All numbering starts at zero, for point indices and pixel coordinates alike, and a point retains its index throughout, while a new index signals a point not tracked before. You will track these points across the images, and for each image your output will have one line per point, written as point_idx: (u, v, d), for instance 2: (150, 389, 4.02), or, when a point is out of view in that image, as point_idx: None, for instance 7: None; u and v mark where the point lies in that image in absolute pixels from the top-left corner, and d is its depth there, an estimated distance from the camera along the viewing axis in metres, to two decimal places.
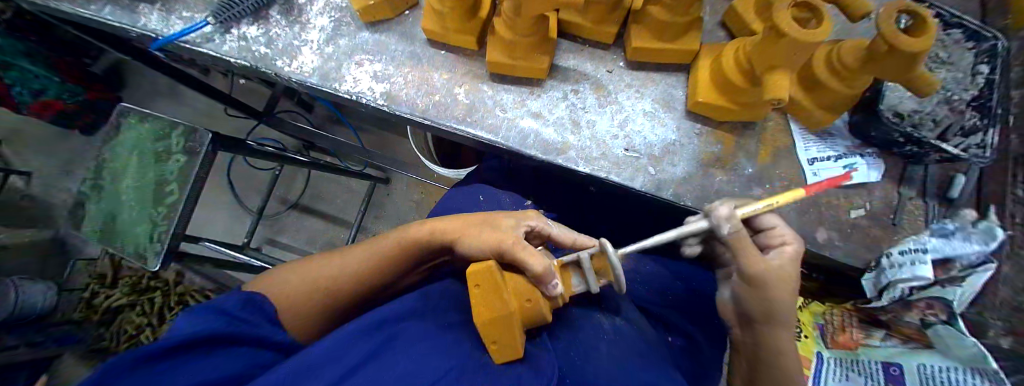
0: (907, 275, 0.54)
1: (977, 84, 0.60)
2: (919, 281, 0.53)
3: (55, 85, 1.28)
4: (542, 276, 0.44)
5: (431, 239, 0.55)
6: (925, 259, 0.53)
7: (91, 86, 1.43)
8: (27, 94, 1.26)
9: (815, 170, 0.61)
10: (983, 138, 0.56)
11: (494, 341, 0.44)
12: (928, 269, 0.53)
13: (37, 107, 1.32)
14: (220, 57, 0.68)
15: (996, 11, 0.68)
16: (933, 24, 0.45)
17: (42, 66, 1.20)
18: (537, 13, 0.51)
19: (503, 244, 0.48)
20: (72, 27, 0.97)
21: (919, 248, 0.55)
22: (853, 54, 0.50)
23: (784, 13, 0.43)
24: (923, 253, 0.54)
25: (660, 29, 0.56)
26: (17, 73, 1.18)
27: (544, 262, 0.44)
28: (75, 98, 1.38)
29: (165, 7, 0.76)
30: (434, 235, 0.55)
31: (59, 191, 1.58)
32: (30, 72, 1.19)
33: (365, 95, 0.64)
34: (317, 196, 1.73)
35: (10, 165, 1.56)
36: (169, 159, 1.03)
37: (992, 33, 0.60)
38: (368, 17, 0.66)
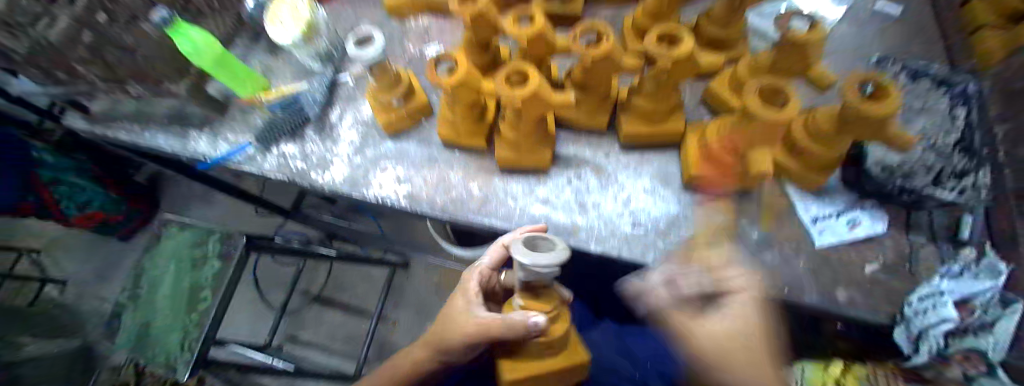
0: (935, 319, 0.52)
1: (958, 128, 0.65)
2: (948, 323, 0.51)
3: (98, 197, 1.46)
4: (518, 329, 0.48)
5: (418, 368, 0.59)
6: (945, 300, 0.53)
7: (135, 196, 1.63)
8: (73, 208, 1.43)
9: (818, 229, 0.63)
10: (975, 179, 0.60)
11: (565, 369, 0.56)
12: (952, 311, 0.52)
13: (81, 218, 1.48)
14: (261, 173, 0.78)
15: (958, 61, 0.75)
16: (895, 89, 0.50)
17: (87, 178, 1.39)
18: (537, 115, 0.59)
19: (473, 335, 0.52)
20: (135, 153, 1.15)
21: (935, 291, 0.54)
22: (827, 120, 0.55)
23: (751, 97, 0.49)
24: (940, 295, 0.53)
25: (645, 116, 0.64)
26: (67, 187, 1.36)
27: (512, 323, 0.48)
28: (119, 208, 1.58)
29: (213, 132, 0.87)
30: (418, 364, 0.59)
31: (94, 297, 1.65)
32: (78, 185, 1.38)
33: (389, 197, 0.71)
34: (338, 287, 1.77)
35: (49, 274, 1.66)
36: (205, 265, 1.11)
37: (960, 78, 0.68)
38: (391, 129, 0.76)
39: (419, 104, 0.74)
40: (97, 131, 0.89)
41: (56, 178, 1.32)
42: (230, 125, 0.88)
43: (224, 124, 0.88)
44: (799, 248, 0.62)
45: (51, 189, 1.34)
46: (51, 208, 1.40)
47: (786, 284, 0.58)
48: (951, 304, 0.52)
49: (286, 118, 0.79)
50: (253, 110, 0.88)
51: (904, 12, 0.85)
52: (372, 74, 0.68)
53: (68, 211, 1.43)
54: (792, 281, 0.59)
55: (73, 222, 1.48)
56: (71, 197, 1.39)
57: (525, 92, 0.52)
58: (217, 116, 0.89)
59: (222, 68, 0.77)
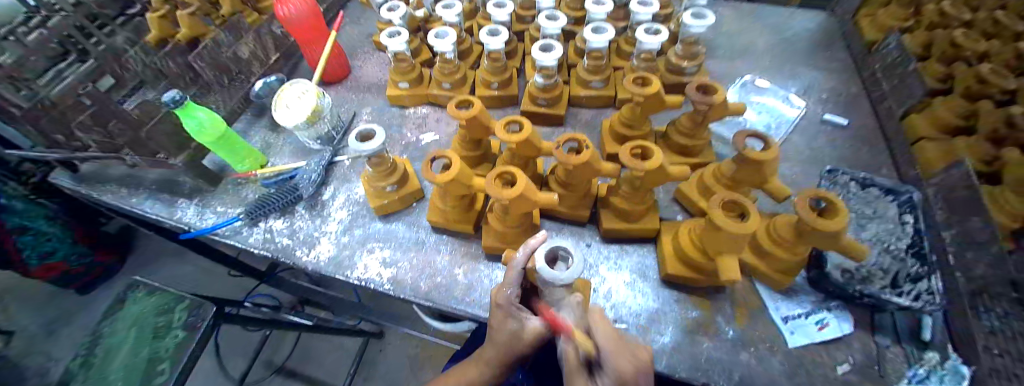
0: None
1: (909, 233, 0.70)
2: None
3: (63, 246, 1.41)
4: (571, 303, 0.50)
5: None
6: None
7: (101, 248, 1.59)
8: (36, 257, 1.34)
9: (790, 328, 0.64)
10: (930, 283, 0.63)
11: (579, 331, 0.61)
12: None
13: (41, 269, 1.38)
14: (245, 247, 0.78)
15: (902, 165, 0.84)
16: (844, 206, 0.55)
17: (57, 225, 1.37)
18: (522, 211, 0.62)
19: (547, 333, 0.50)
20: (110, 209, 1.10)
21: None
22: (787, 229, 0.60)
23: (716, 208, 0.55)
24: None
25: (622, 213, 0.68)
26: (33, 235, 1.29)
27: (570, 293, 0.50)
28: (82, 260, 1.52)
29: (202, 202, 0.87)
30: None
31: (37, 354, 1.53)
32: (47, 235, 1.33)
33: (373, 280, 0.71)
34: (304, 357, 1.65)
35: None
36: (168, 334, 1.02)
37: (903, 188, 0.74)
38: (382, 211, 0.78)
39: (411, 190, 0.78)
40: (84, 191, 0.92)
41: (26, 226, 1.26)
42: (220, 197, 0.87)
43: (215, 195, 0.88)
44: (774, 349, 0.62)
45: (19, 236, 1.26)
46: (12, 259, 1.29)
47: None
48: None
49: (278, 195, 0.81)
50: (244, 184, 0.89)
51: (851, 119, 0.95)
52: (370, 163, 0.73)
53: (29, 261, 1.34)
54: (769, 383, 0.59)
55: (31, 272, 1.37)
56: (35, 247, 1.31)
57: (511, 193, 0.57)
58: (208, 188, 0.89)
59: (224, 147, 0.81)
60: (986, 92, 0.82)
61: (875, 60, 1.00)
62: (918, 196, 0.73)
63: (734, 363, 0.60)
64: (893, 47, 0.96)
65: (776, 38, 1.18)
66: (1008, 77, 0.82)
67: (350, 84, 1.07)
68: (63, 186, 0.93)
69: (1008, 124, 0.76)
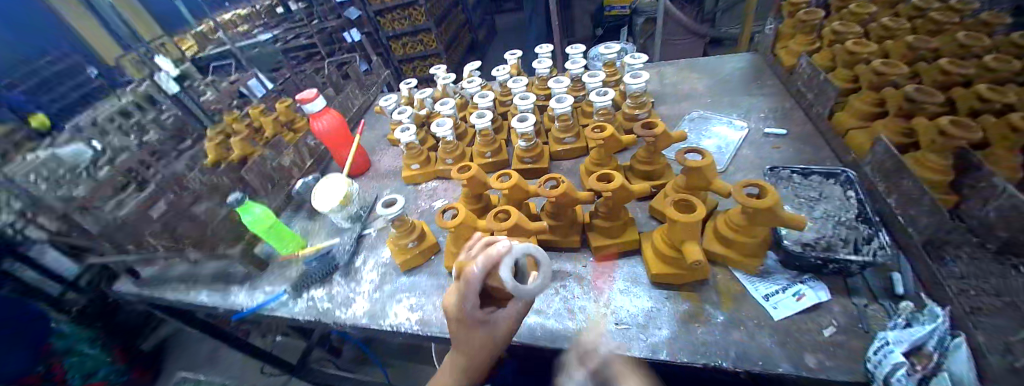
0: (891, 366, 0.56)
1: (853, 205, 0.81)
2: (903, 366, 0.55)
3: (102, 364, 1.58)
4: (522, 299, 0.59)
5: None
6: (892, 348, 0.59)
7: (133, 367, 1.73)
8: (78, 378, 1.49)
9: (772, 304, 0.72)
10: (879, 240, 0.73)
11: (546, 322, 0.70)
12: (899, 355, 0.57)
13: None
14: (292, 316, 0.90)
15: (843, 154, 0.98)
16: (772, 187, 0.68)
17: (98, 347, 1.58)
18: (522, 239, 0.76)
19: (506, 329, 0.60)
20: (164, 311, 1.25)
21: (884, 343, 0.61)
22: (739, 216, 0.72)
23: (670, 208, 0.68)
24: (888, 345, 0.60)
25: (605, 231, 0.81)
26: (77, 357, 1.49)
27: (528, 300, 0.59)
28: (117, 378, 1.65)
29: (252, 285, 1.01)
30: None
31: None
32: (88, 355, 1.53)
33: (404, 324, 0.81)
34: None
35: None
36: None
37: (840, 170, 0.88)
38: (406, 266, 0.91)
39: (428, 243, 0.92)
40: (145, 293, 1.07)
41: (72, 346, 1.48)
42: (268, 279, 1.01)
43: (263, 278, 1.02)
44: (761, 324, 0.70)
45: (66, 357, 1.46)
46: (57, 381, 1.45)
47: (759, 357, 0.65)
48: (897, 350, 0.58)
49: (319, 267, 0.95)
50: (289, 264, 1.04)
51: (793, 132, 1.12)
52: (392, 225, 0.89)
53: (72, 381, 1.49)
54: (763, 354, 0.66)
55: None
56: (79, 367, 1.49)
57: (509, 224, 0.72)
58: (258, 273, 1.03)
59: (273, 235, 0.98)
60: (888, 81, 0.97)
61: (797, 78, 1.21)
62: (852, 174, 0.86)
63: (731, 342, 0.68)
64: (806, 67, 1.16)
65: (714, 80, 1.42)
66: (900, 67, 0.97)
67: (371, 175, 1.27)
68: (127, 294, 1.10)
69: (908, 101, 0.89)
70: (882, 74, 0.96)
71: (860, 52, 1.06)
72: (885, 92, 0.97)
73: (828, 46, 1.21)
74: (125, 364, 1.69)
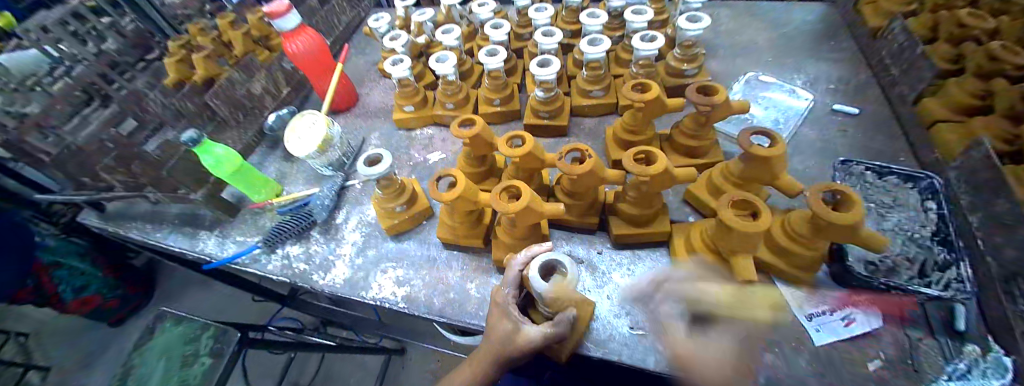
0: None
1: (932, 220, 0.67)
2: None
3: (94, 280, 1.47)
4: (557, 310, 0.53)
5: None
6: None
7: (128, 281, 1.65)
8: (71, 291, 1.40)
9: (815, 326, 0.62)
10: (959, 271, 0.59)
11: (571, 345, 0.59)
12: None
13: (76, 304, 1.44)
14: (264, 274, 0.80)
15: (923, 147, 0.81)
16: (859, 198, 0.53)
17: (89, 262, 1.44)
18: (530, 222, 0.62)
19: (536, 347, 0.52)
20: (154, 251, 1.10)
21: None
22: (802, 224, 0.58)
23: (727, 210, 0.54)
24: None
25: (630, 220, 0.68)
26: (67, 270, 1.37)
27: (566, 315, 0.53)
28: (112, 293, 1.58)
29: (222, 232, 0.90)
30: None
31: None
32: (79, 269, 1.40)
33: (388, 299, 0.72)
34: (327, 378, 1.61)
35: (32, 360, 1.64)
36: (195, 362, 1.05)
37: (922, 173, 0.71)
38: (393, 231, 0.80)
39: (421, 209, 0.79)
40: (109, 227, 0.97)
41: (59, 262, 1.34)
42: (239, 227, 0.90)
43: (234, 226, 0.91)
44: (801, 348, 0.60)
45: (53, 272, 1.34)
46: (48, 295, 1.35)
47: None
48: None
49: (294, 221, 0.83)
50: (262, 212, 0.92)
51: (862, 109, 0.93)
52: (379, 185, 0.75)
53: (64, 295, 1.39)
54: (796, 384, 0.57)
55: (67, 306, 1.42)
56: (70, 282, 1.38)
57: (517, 206, 0.57)
58: (228, 219, 0.92)
59: (241, 178, 0.84)
60: (999, 68, 0.79)
61: (882, 43, 0.99)
62: (939, 180, 0.69)
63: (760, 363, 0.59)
64: (897, 32, 0.94)
65: (775, 32, 1.17)
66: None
67: (358, 113, 1.10)
68: (92, 225, 0.99)
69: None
70: (998, 59, 0.78)
71: (972, 26, 0.85)
72: (994, 83, 0.79)
73: (929, 12, 0.99)
74: (117, 278, 1.59)
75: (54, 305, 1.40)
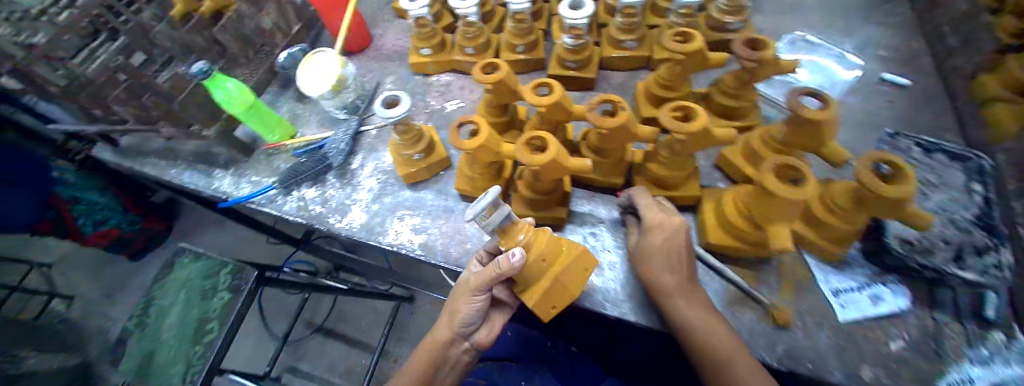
0: None
1: (976, 202, 0.63)
2: None
3: (115, 215, 1.49)
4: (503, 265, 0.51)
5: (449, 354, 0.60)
6: None
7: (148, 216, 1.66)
8: (91, 225, 1.43)
9: (841, 301, 0.60)
10: (996, 257, 0.57)
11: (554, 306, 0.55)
12: None
13: (97, 237, 1.48)
14: (281, 215, 0.79)
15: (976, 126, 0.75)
16: (912, 172, 0.49)
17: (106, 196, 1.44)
18: (556, 177, 0.60)
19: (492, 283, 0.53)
20: (174, 191, 1.08)
21: None
22: (842, 195, 0.54)
23: (771, 175, 0.49)
24: None
25: (660, 181, 0.66)
26: (86, 204, 1.37)
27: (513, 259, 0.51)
28: (133, 227, 1.60)
29: (237, 172, 0.89)
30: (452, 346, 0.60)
31: (99, 315, 1.66)
32: (99, 204, 1.41)
33: (404, 246, 0.71)
34: (339, 320, 1.68)
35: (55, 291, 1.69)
36: (215, 296, 1.07)
37: (974, 154, 0.67)
38: (411, 179, 0.78)
39: (438, 158, 0.77)
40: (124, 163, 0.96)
41: (77, 196, 1.33)
42: (254, 166, 0.89)
43: (249, 165, 0.90)
44: (822, 323, 0.59)
45: (71, 206, 1.34)
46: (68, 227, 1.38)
47: (808, 359, 0.56)
48: None
49: (309, 162, 0.82)
50: (277, 153, 0.90)
51: (915, 80, 0.86)
52: (396, 131, 0.72)
53: (84, 229, 1.42)
54: (815, 356, 0.56)
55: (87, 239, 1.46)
56: (90, 215, 1.40)
57: (543, 159, 0.54)
58: (244, 158, 0.91)
59: (254, 115, 0.81)
60: None
61: (941, 8, 0.89)
62: (990, 162, 0.66)
63: (779, 334, 0.59)
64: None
65: None
66: None
67: (371, 55, 1.04)
68: (108, 161, 0.98)
69: None
70: None
71: None
72: None
73: None
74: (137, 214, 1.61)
75: (75, 236, 1.44)
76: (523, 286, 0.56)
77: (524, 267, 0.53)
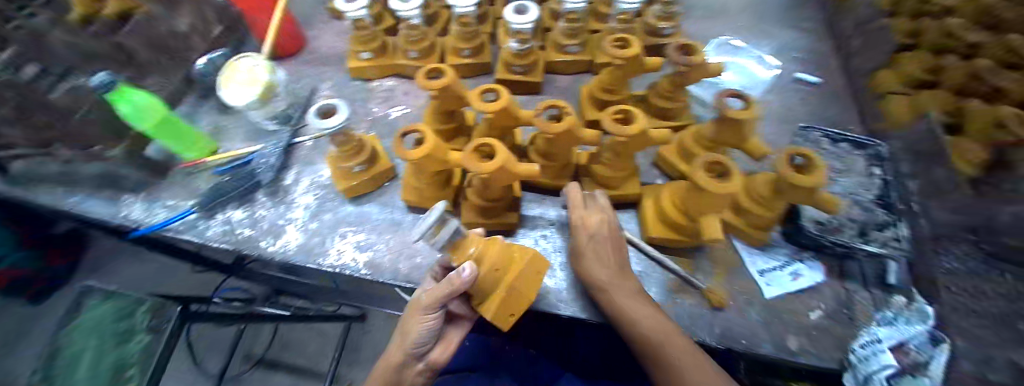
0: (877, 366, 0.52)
1: (875, 184, 0.71)
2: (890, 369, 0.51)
3: None
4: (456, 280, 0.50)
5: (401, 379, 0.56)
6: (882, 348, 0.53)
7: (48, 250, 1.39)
8: None
9: (766, 280, 0.65)
10: (895, 230, 0.64)
11: (513, 313, 0.53)
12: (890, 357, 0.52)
13: None
14: (202, 242, 0.71)
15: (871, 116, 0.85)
16: (821, 162, 0.54)
17: None
18: (501, 184, 0.59)
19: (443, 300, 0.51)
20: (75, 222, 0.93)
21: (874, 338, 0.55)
22: (767, 186, 0.59)
23: (702, 173, 0.52)
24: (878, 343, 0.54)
25: (603, 180, 0.67)
26: None
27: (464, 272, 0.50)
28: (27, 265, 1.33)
29: (148, 196, 0.79)
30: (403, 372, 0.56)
31: None
32: None
33: (347, 266, 0.67)
34: (287, 347, 1.56)
35: None
36: (133, 338, 0.95)
37: (872, 141, 0.75)
38: (352, 193, 0.74)
39: (381, 169, 0.73)
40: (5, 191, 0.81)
41: None
42: (169, 188, 0.80)
43: (163, 187, 0.80)
44: (752, 301, 0.63)
45: None
46: None
47: (743, 337, 0.59)
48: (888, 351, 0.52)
49: (235, 181, 0.75)
50: (196, 173, 0.81)
51: (822, 76, 0.96)
52: (334, 142, 0.68)
53: None
54: (749, 334, 0.60)
55: None
56: None
57: (490, 166, 0.53)
58: (155, 180, 0.81)
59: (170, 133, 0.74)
60: None
61: (845, 13, 1.00)
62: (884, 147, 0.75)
63: (716, 316, 0.62)
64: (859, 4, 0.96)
65: None
66: None
67: (306, 59, 0.98)
68: None
69: None
70: None
71: None
72: None
73: None
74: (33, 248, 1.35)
75: None
76: (478, 298, 0.55)
77: (477, 279, 0.52)
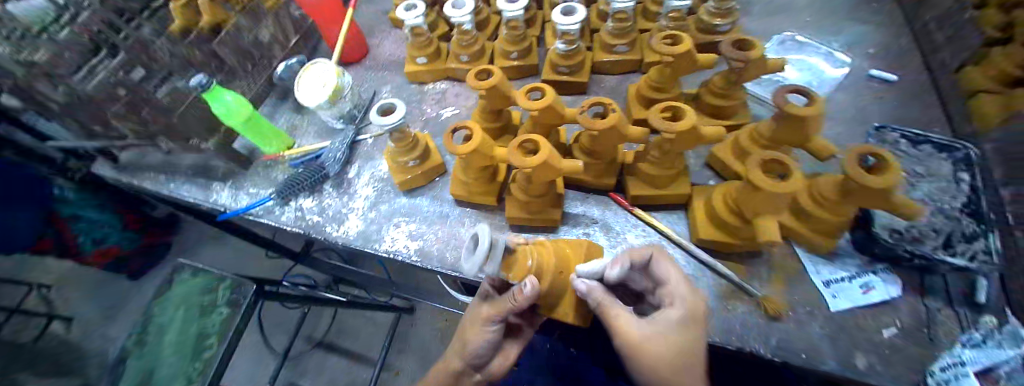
0: None
1: (963, 192, 0.64)
2: None
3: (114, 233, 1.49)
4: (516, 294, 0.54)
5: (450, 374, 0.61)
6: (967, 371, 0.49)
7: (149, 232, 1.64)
8: (91, 243, 1.44)
9: (833, 292, 0.60)
10: (986, 243, 0.57)
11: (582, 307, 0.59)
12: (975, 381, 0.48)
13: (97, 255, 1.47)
14: (278, 225, 0.80)
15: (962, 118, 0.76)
16: (896, 163, 0.50)
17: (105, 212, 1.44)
18: (546, 179, 0.61)
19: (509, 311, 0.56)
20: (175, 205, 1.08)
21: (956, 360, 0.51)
22: (830, 187, 0.55)
23: (756, 170, 0.50)
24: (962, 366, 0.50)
25: (650, 179, 0.67)
26: (86, 222, 1.40)
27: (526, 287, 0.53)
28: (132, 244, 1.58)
29: (235, 185, 0.90)
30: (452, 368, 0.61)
31: None
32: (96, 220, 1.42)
33: (401, 252, 0.72)
34: (340, 332, 1.68)
35: None
36: (214, 311, 1.06)
37: (959, 144, 0.68)
38: (406, 186, 0.79)
39: (433, 165, 0.78)
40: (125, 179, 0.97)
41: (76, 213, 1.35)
42: (252, 178, 0.90)
43: (247, 178, 0.91)
44: (814, 312, 0.59)
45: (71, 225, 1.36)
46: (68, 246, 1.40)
47: (802, 350, 0.55)
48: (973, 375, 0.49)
49: (305, 173, 0.83)
50: (274, 165, 0.92)
51: (900, 74, 0.88)
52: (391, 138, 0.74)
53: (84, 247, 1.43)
54: (809, 347, 0.55)
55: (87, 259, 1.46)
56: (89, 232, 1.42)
57: (535, 161, 0.55)
58: (241, 171, 0.92)
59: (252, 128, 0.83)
60: None
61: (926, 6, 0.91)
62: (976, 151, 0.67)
63: (772, 326, 0.58)
64: None
65: None
66: None
67: (367, 65, 1.07)
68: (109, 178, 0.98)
69: None
70: None
71: None
72: None
73: None
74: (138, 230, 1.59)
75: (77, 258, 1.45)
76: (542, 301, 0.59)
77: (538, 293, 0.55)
